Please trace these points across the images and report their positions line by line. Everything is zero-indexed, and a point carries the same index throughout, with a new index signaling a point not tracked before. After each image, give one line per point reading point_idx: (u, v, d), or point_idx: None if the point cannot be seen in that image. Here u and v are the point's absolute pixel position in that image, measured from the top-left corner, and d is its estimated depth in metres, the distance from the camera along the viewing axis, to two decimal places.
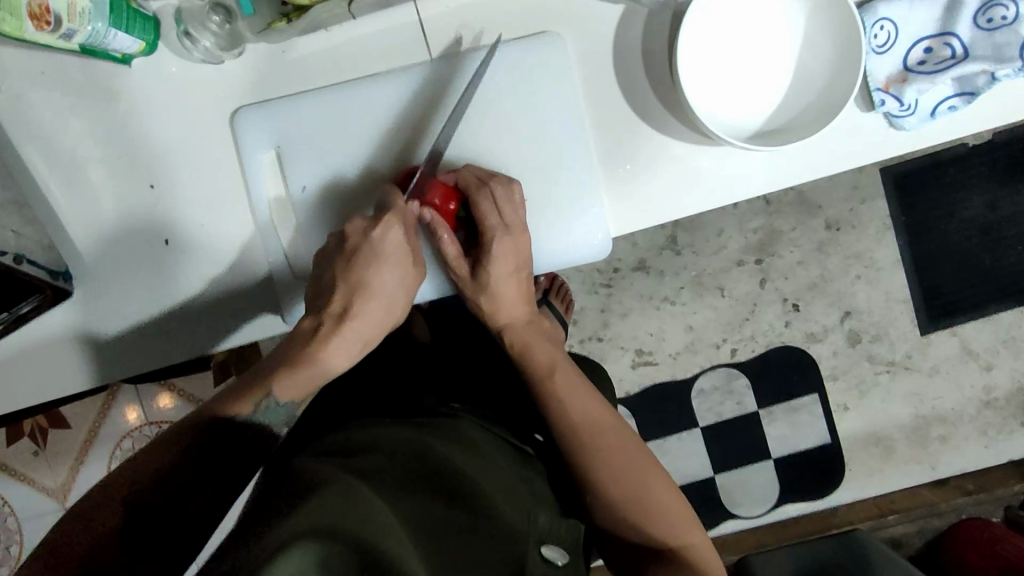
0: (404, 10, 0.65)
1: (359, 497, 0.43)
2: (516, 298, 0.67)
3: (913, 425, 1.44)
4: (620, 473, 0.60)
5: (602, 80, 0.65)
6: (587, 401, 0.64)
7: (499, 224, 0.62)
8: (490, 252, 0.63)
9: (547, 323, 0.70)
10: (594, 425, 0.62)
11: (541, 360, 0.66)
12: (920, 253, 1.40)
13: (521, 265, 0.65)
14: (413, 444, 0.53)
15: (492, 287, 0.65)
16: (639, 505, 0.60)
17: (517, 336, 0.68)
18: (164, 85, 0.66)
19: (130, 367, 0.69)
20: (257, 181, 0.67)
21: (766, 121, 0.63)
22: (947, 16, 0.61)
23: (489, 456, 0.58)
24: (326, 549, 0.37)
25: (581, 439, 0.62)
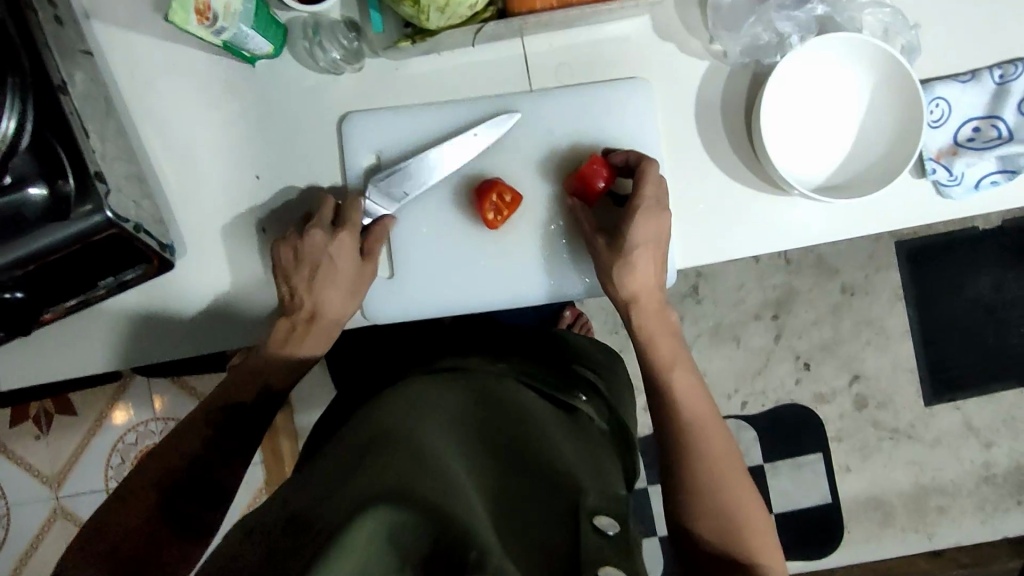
0: (511, 44, 0.71)
1: (418, 461, 0.41)
2: (652, 279, 0.68)
3: (912, 493, 1.48)
4: (717, 472, 0.64)
5: (681, 125, 0.71)
6: (697, 402, 0.67)
7: (651, 198, 0.65)
8: (634, 219, 0.65)
9: (671, 315, 0.70)
10: (698, 425, 0.66)
11: (663, 352, 0.68)
12: (929, 326, 1.47)
13: (659, 242, 0.66)
14: (462, 416, 0.51)
15: (630, 261, 0.66)
16: (726, 509, 0.62)
17: (644, 322, 0.68)
18: (279, 87, 0.72)
19: (201, 345, 0.74)
20: (355, 182, 0.72)
21: (829, 178, 0.69)
22: (994, 101, 0.68)
23: (537, 419, 0.54)
24: (409, 506, 0.36)
25: (690, 426, 0.65)
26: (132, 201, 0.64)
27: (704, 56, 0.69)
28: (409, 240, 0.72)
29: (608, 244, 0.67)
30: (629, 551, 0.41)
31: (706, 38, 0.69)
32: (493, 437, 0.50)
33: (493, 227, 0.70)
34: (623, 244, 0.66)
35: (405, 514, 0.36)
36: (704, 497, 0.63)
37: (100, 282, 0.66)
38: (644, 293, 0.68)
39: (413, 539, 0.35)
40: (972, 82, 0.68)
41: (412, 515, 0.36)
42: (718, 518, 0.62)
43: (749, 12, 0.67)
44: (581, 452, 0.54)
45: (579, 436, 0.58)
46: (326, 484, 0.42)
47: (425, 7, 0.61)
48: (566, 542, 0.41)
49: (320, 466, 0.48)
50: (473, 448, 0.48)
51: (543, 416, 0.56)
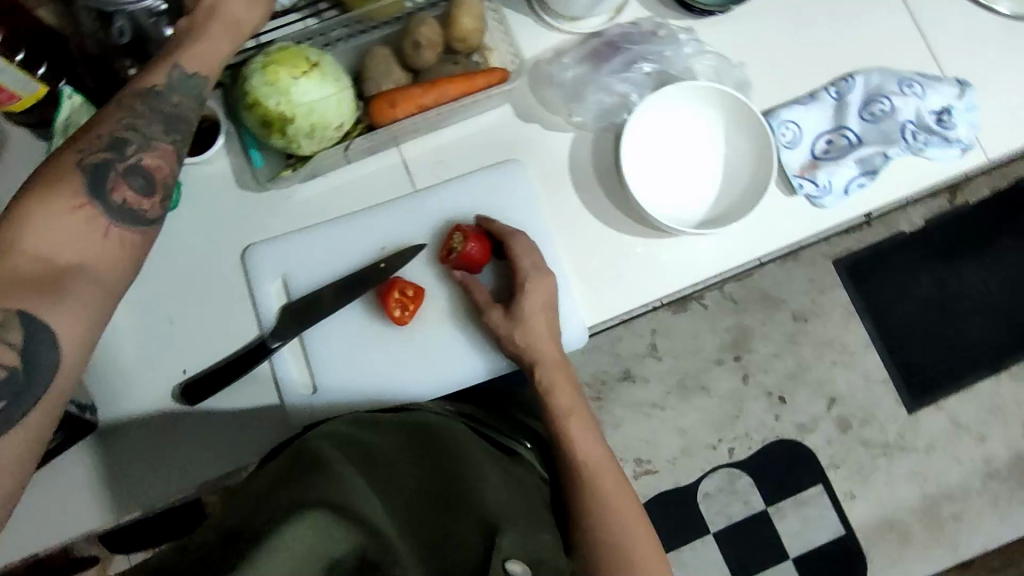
0: (388, 153, 0.75)
1: (357, 490, 0.45)
2: (546, 337, 0.70)
3: (924, 505, 1.44)
4: (609, 522, 0.62)
5: (562, 194, 0.75)
6: (595, 448, 0.67)
7: (531, 269, 0.69)
8: (522, 290, 0.69)
9: (570, 365, 0.72)
10: (593, 472, 0.65)
11: (563, 402, 0.69)
12: (888, 334, 1.48)
13: (551, 305, 0.70)
14: (404, 450, 0.56)
15: (525, 321, 0.69)
16: (630, 563, 0.61)
17: (545, 376, 0.69)
18: (177, 235, 0.75)
19: (120, 508, 0.71)
20: (266, 310, 0.74)
21: (707, 212, 0.73)
22: (837, 114, 0.74)
23: (478, 453, 0.59)
24: (339, 521, 0.41)
25: (587, 471, 0.65)
26: None
27: (566, 129, 0.75)
28: (327, 357, 0.74)
29: (505, 313, 0.70)
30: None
31: (565, 112, 0.74)
32: (438, 474, 0.53)
33: (403, 323, 0.72)
34: (517, 308, 0.69)
35: (337, 528, 0.40)
36: (606, 550, 0.61)
37: None
38: (543, 352, 0.70)
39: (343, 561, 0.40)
40: (812, 102, 0.74)
41: (342, 532, 0.41)
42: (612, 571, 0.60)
43: (587, 83, 0.73)
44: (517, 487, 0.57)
45: (516, 472, 0.61)
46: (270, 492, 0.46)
47: (294, 138, 0.66)
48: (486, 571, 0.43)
49: (260, 474, 0.52)
50: (409, 481, 0.52)
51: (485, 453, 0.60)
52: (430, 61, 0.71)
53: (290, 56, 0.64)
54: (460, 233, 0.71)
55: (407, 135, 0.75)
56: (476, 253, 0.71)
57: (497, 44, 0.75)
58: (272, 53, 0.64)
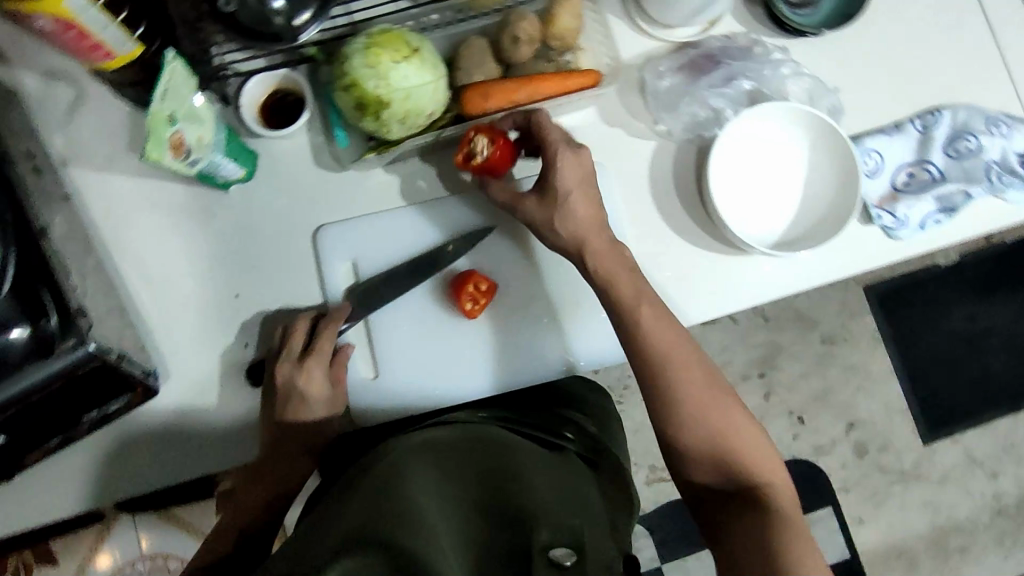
0: (469, 144, 0.75)
1: (399, 517, 0.48)
2: (590, 220, 0.67)
3: (930, 536, 1.45)
4: (700, 412, 0.64)
5: (640, 200, 0.74)
6: (676, 342, 0.66)
7: (562, 143, 0.66)
8: (556, 167, 0.66)
9: (624, 248, 0.69)
10: (673, 361, 0.65)
11: (624, 299, 0.66)
12: (913, 364, 1.49)
13: (586, 176, 0.67)
14: (450, 454, 0.57)
15: (563, 204, 0.67)
16: (728, 445, 0.64)
17: (602, 262, 0.67)
18: (252, 209, 0.75)
19: (175, 475, 0.72)
20: (334, 290, 0.74)
21: (785, 233, 0.73)
22: (921, 147, 0.74)
23: (520, 452, 0.60)
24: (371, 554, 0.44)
25: (660, 370, 0.65)
26: (116, 331, 0.65)
27: (651, 137, 0.74)
28: (390, 341, 0.74)
29: (539, 199, 0.67)
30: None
31: (651, 120, 0.74)
32: (482, 477, 0.54)
33: (472, 317, 0.73)
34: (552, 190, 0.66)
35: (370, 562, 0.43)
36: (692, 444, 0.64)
37: (84, 417, 0.66)
38: (583, 231, 0.67)
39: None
40: (897, 132, 0.74)
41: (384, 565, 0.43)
42: (714, 461, 0.64)
43: (684, 94, 0.73)
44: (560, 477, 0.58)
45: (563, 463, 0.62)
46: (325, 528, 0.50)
47: (386, 123, 0.65)
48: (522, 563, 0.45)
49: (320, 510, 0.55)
50: (454, 485, 0.54)
51: (528, 452, 0.61)
52: (525, 57, 0.71)
53: (393, 40, 0.63)
54: (482, 135, 0.67)
55: None
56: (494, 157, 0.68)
57: (593, 45, 0.74)
58: (374, 36, 0.63)
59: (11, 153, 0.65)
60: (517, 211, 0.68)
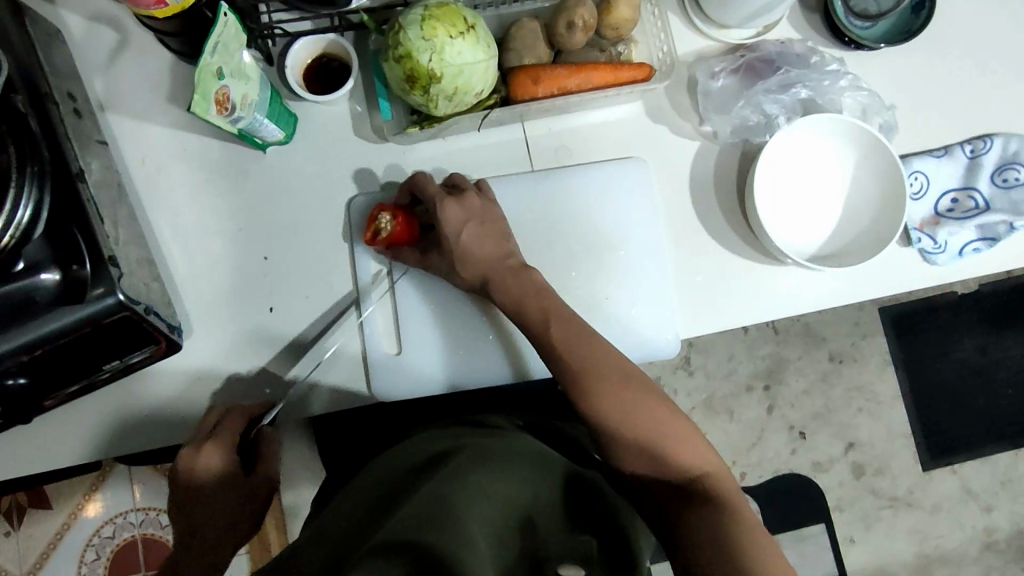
0: (512, 128, 0.74)
1: (438, 500, 0.47)
2: (483, 247, 0.68)
3: (918, 563, 1.46)
4: (626, 410, 0.59)
5: (678, 200, 0.74)
6: (603, 359, 0.61)
7: (439, 189, 0.68)
8: (438, 213, 0.67)
9: (535, 272, 0.67)
10: (598, 366, 0.61)
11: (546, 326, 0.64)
12: (919, 391, 1.48)
13: (478, 212, 0.68)
14: (490, 450, 0.55)
15: (459, 243, 0.67)
16: (661, 442, 0.57)
17: (510, 288, 0.66)
18: (286, 172, 0.74)
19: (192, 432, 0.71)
20: (365, 262, 0.74)
21: (822, 247, 0.72)
22: (969, 173, 0.73)
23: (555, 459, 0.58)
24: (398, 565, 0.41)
25: (581, 378, 0.61)
26: (144, 283, 0.65)
27: (695, 138, 0.74)
28: (414, 319, 0.74)
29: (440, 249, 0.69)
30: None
31: (697, 120, 0.73)
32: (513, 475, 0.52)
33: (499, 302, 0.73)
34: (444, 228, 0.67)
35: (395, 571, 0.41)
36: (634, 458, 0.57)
37: (105, 365, 0.65)
38: (486, 258, 0.68)
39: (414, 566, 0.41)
40: (946, 156, 0.73)
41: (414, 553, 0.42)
42: (651, 457, 0.57)
43: (739, 96, 0.71)
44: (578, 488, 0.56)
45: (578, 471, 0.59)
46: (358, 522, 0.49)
47: (433, 97, 0.64)
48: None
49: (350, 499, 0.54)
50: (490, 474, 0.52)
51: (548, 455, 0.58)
52: (578, 44, 0.70)
53: (449, 13, 0.62)
54: (385, 212, 0.69)
55: (535, 113, 0.74)
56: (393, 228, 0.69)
57: (646, 39, 0.73)
58: (431, 8, 0.62)
59: (53, 93, 0.64)
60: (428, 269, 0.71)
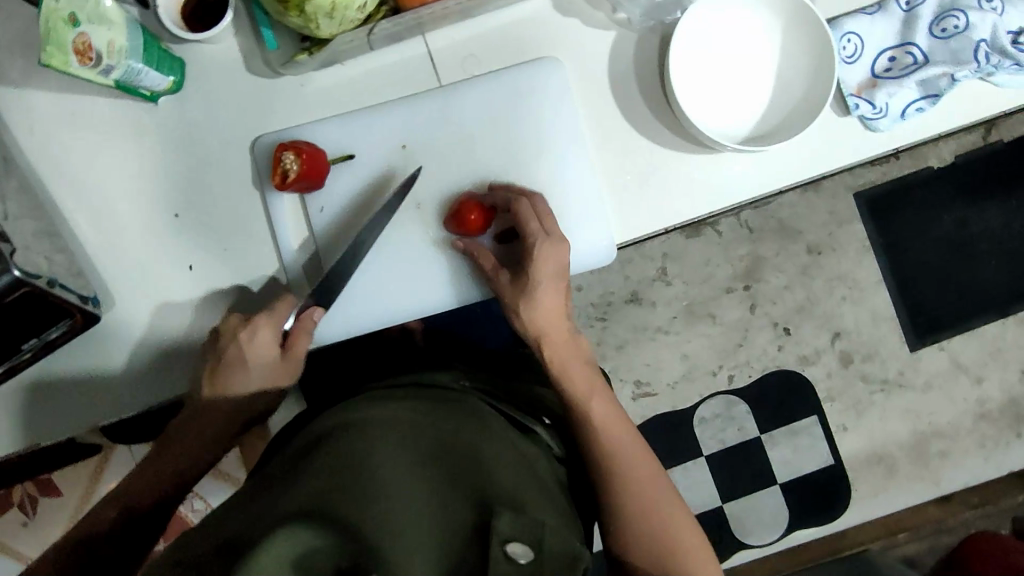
0: (413, 43, 0.70)
1: (357, 470, 0.44)
2: (555, 310, 0.68)
3: (912, 441, 1.45)
4: (639, 495, 0.62)
5: (597, 97, 0.69)
6: (616, 432, 0.64)
7: (540, 230, 0.66)
8: (534, 254, 0.65)
9: (580, 342, 0.69)
10: (613, 443, 0.63)
11: (576, 382, 0.66)
12: (901, 272, 1.44)
13: (562, 271, 0.67)
14: (418, 420, 0.53)
15: (533, 295, 0.66)
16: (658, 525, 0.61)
17: (556, 353, 0.67)
18: (183, 121, 0.70)
19: (123, 409, 0.70)
20: (278, 209, 0.71)
21: (754, 128, 0.68)
22: (904, 28, 0.69)
23: (494, 433, 0.56)
24: (319, 530, 0.40)
25: (600, 443, 0.63)
26: (43, 256, 0.62)
27: (609, 27, 0.69)
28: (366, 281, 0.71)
29: (513, 280, 0.67)
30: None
31: (609, 8, 0.68)
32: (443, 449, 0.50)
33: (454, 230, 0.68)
34: (528, 278, 0.66)
35: (311, 535, 0.39)
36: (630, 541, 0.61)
37: (24, 345, 0.64)
38: (550, 326, 0.67)
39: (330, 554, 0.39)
40: (880, 13, 0.68)
41: (323, 535, 0.40)
42: (654, 542, 0.61)
43: None
44: (524, 466, 0.55)
45: (524, 449, 0.58)
46: (269, 486, 0.47)
47: (313, 18, 0.60)
48: (477, 562, 0.41)
49: (268, 467, 0.51)
50: (416, 446, 0.48)
51: (499, 434, 0.57)
52: None
53: None
54: (290, 151, 0.65)
55: (435, 23, 0.69)
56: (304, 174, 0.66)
57: None
58: None
59: None
60: (491, 281, 0.69)
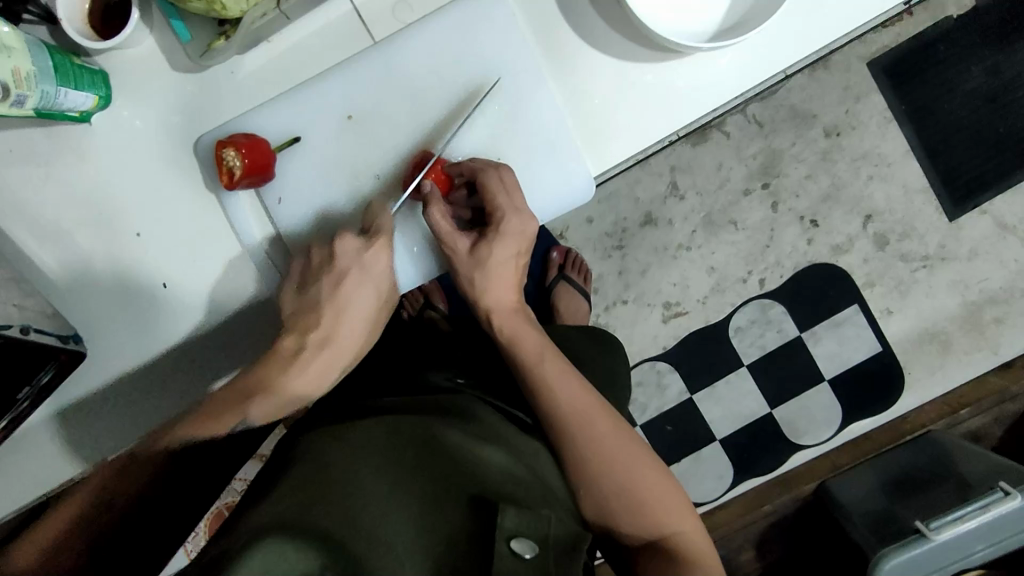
0: (337, 2, 0.64)
1: (342, 486, 0.44)
2: (508, 280, 0.66)
3: (964, 313, 1.36)
4: (611, 469, 0.58)
5: (545, 20, 0.63)
6: (593, 403, 0.61)
7: (506, 201, 0.62)
8: (497, 232, 0.63)
9: (531, 316, 0.67)
10: (581, 416, 0.60)
11: (532, 352, 0.63)
12: (930, 138, 1.32)
13: (524, 245, 0.64)
14: (404, 420, 0.52)
15: (489, 266, 0.64)
16: (638, 502, 0.57)
17: (504, 322, 0.65)
18: (125, 136, 0.67)
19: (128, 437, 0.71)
20: (237, 210, 0.68)
21: (722, 21, 0.62)
22: None
23: (485, 424, 0.56)
24: (301, 544, 0.39)
25: (586, 407, 0.60)
26: (13, 304, 0.60)
27: None
28: None
29: (470, 248, 0.64)
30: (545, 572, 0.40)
31: None
32: (428, 451, 0.48)
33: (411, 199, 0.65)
34: (488, 249, 0.63)
35: (294, 549, 0.38)
36: (617, 513, 0.57)
37: (19, 396, 0.63)
38: (498, 298, 0.66)
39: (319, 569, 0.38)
40: None
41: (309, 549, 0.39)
42: (634, 511, 0.57)
43: None
44: (514, 456, 0.54)
45: (514, 437, 0.58)
46: (258, 496, 0.46)
47: None
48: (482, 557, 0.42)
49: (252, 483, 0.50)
50: (400, 458, 0.47)
51: (488, 425, 0.56)
52: None
53: None
54: (229, 147, 0.61)
55: None
56: (250, 166, 0.62)
57: None
58: None
59: None
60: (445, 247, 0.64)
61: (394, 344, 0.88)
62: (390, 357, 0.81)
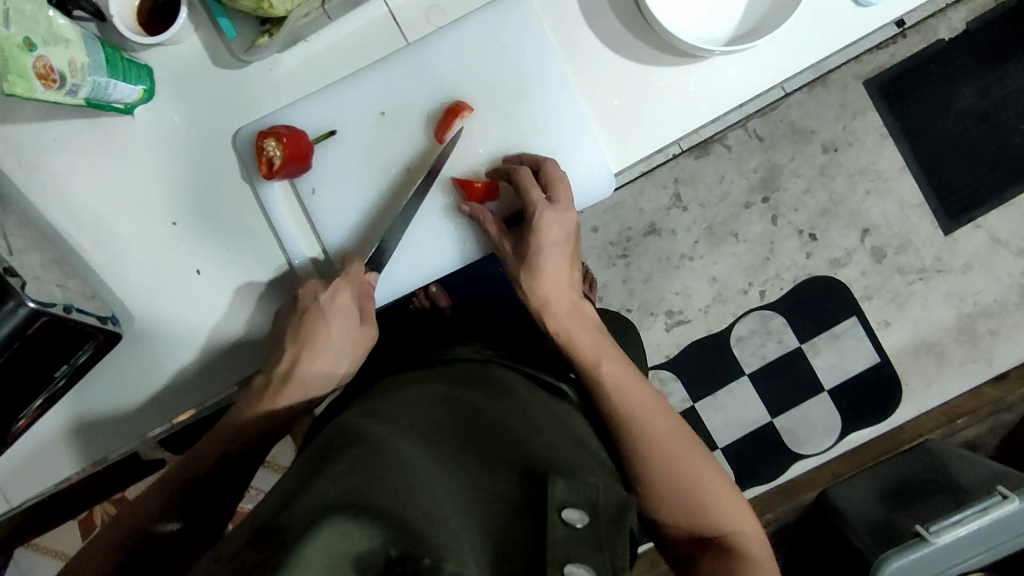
0: (373, 6, 0.68)
1: (391, 464, 0.45)
2: (563, 280, 0.68)
3: (959, 325, 1.39)
4: (671, 465, 0.59)
5: (568, 26, 0.67)
6: (641, 394, 0.62)
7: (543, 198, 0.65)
8: (536, 224, 0.65)
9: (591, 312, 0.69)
10: (644, 414, 0.61)
11: (584, 348, 0.65)
12: (924, 155, 1.37)
13: (568, 240, 0.67)
14: (446, 407, 0.54)
15: (540, 266, 0.66)
16: (698, 497, 0.58)
17: (560, 321, 0.67)
18: (164, 129, 0.70)
19: (165, 417, 0.74)
20: (271, 198, 0.71)
21: (736, 29, 0.66)
22: None
23: (522, 402, 0.58)
24: (362, 521, 0.39)
25: (638, 409, 0.62)
26: (56, 284, 0.62)
27: None
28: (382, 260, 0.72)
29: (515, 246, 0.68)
30: (597, 540, 0.40)
31: None
32: (471, 439, 0.51)
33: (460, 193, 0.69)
34: (528, 248, 0.66)
35: (356, 526, 0.38)
36: (668, 505, 0.59)
37: (57, 372, 0.66)
38: (555, 297, 0.67)
39: (380, 542, 0.38)
40: None
41: (366, 530, 0.38)
42: (689, 507, 0.58)
43: None
44: (559, 432, 0.56)
45: (555, 414, 0.60)
46: (309, 475, 0.47)
47: None
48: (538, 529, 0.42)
49: (291, 472, 0.51)
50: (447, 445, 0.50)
51: (525, 403, 0.58)
52: None
53: None
54: (271, 138, 0.65)
55: None
56: (290, 158, 0.66)
57: None
58: None
59: None
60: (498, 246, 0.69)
61: (409, 329, 0.90)
62: (411, 338, 0.85)
